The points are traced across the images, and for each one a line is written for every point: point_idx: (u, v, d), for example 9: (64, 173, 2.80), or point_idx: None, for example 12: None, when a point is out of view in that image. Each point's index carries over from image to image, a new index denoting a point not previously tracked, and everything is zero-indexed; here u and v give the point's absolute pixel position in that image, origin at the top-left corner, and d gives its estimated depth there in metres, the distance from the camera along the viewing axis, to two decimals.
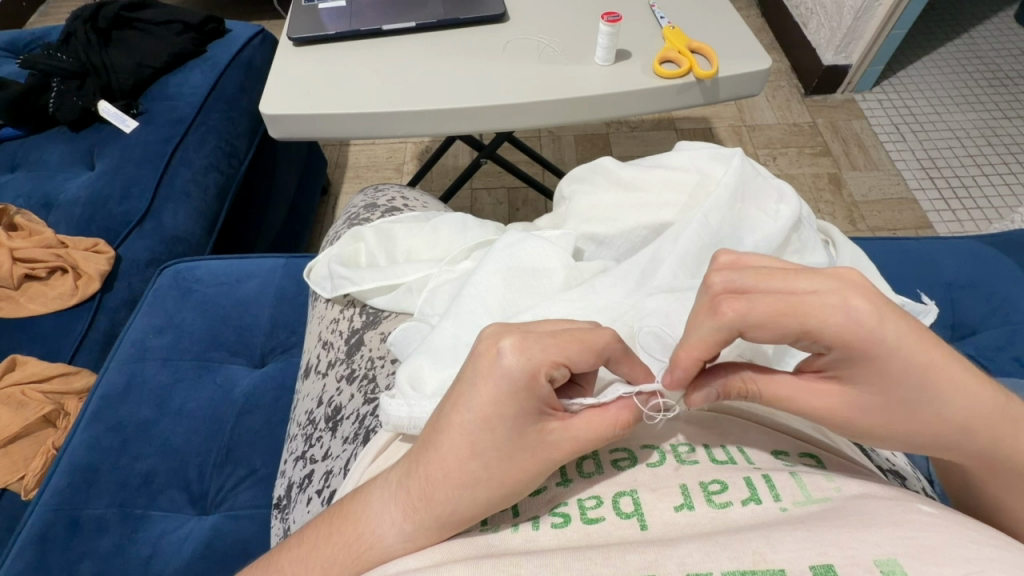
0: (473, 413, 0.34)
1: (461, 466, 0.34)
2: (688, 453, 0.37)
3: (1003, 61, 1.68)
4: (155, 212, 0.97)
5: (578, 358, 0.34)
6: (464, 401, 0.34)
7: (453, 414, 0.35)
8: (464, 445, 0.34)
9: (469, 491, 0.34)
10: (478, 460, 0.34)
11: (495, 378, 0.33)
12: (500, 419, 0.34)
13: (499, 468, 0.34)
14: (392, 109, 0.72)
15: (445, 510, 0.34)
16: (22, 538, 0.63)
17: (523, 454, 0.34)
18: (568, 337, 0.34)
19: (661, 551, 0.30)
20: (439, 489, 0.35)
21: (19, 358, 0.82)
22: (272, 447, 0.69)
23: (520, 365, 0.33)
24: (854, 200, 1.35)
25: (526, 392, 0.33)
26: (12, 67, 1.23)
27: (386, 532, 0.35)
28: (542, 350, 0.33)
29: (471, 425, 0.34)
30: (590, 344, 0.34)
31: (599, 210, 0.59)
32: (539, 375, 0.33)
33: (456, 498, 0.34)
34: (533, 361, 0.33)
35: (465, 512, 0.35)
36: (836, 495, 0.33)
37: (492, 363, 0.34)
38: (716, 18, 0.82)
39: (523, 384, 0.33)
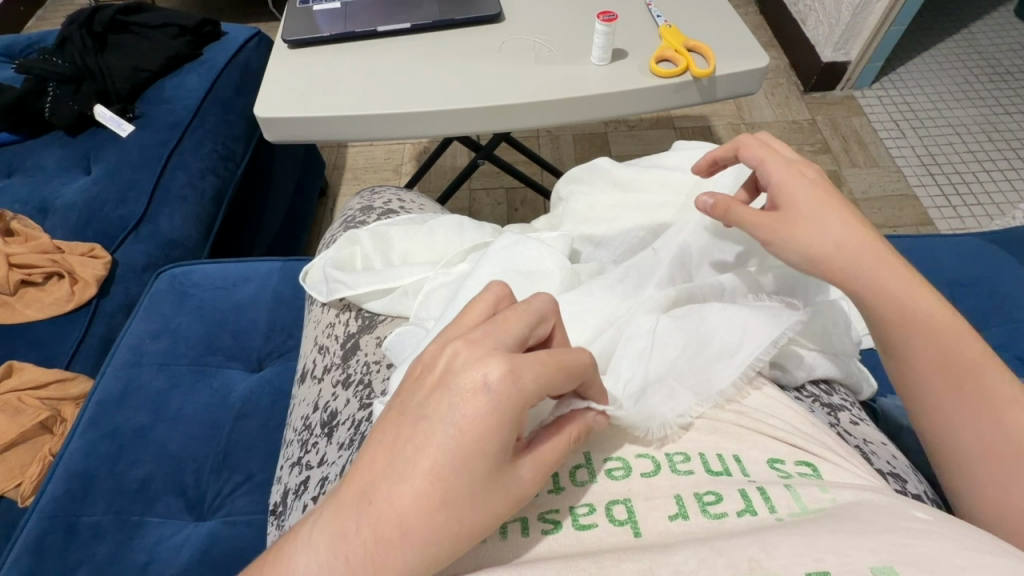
0: (449, 455, 0.29)
1: (423, 517, 0.29)
2: (683, 462, 0.36)
3: (1004, 56, 1.67)
4: (151, 216, 0.97)
5: (560, 381, 0.32)
6: (438, 442, 0.29)
7: (422, 458, 0.29)
8: (433, 492, 0.29)
9: (431, 546, 0.29)
10: (443, 506, 0.29)
11: (480, 414, 0.29)
12: (478, 458, 0.29)
13: (468, 515, 0.30)
14: (388, 111, 0.72)
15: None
16: (19, 546, 0.63)
17: (495, 496, 0.30)
18: (553, 363, 0.31)
19: (657, 559, 0.29)
20: (390, 552, 0.29)
21: (15, 364, 0.82)
22: (269, 453, 0.68)
23: (508, 396, 0.30)
24: (855, 197, 1.34)
25: (512, 426, 0.30)
26: (7, 72, 1.22)
27: None
28: (531, 377, 0.30)
29: (446, 467, 0.29)
30: (567, 368, 0.32)
31: (597, 211, 0.58)
32: (524, 409, 0.30)
33: (408, 558, 0.29)
34: (522, 392, 0.30)
35: (418, 574, 0.29)
36: (830, 506, 0.32)
37: (478, 396, 0.29)
38: (713, 15, 0.82)
39: (509, 417, 0.30)
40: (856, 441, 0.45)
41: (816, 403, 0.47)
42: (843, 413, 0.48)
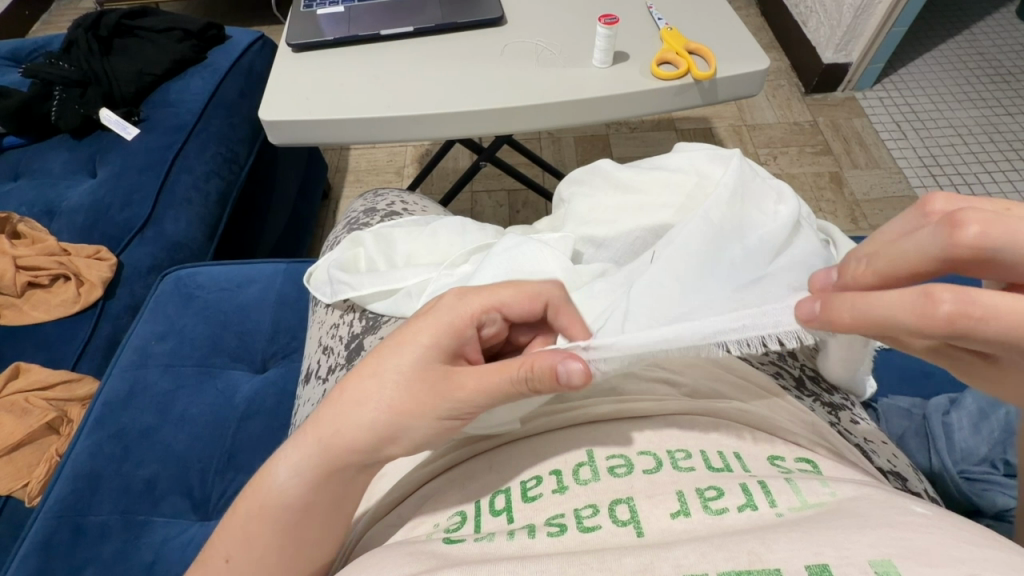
0: (392, 347, 0.39)
1: (365, 390, 0.38)
2: (685, 459, 0.36)
3: (1005, 57, 1.68)
4: (156, 219, 0.98)
5: (510, 302, 0.40)
6: (392, 346, 0.39)
7: (375, 350, 0.40)
8: (370, 369, 0.39)
9: (363, 414, 0.37)
10: (379, 381, 0.38)
11: (422, 319, 0.40)
12: (411, 346, 0.39)
13: (399, 394, 0.37)
14: (391, 114, 0.72)
15: (334, 432, 0.38)
16: (26, 545, 0.63)
17: (425, 386, 0.37)
18: (501, 289, 0.41)
19: (658, 554, 0.30)
20: (336, 413, 0.38)
21: (22, 366, 0.82)
22: (274, 453, 0.69)
23: (451, 309, 0.40)
24: (855, 199, 1.34)
25: (454, 329, 0.39)
26: (14, 75, 1.23)
27: (289, 466, 0.38)
28: (472, 298, 0.40)
29: (389, 357, 0.38)
30: (527, 293, 0.41)
31: (599, 211, 0.59)
32: (468, 320, 0.39)
33: (347, 418, 0.38)
34: (464, 306, 0.40)
35: (352, 438, 0.37)
36: (831, 500, 0.32)
37: (432, 309, 0.41)
38: (714, 18, 0.82)
39: (446, 322, 0.39)
40: (858, 440, 0.46)
41: (817, 402, 0.48)
42: (843, 412, 0.48)
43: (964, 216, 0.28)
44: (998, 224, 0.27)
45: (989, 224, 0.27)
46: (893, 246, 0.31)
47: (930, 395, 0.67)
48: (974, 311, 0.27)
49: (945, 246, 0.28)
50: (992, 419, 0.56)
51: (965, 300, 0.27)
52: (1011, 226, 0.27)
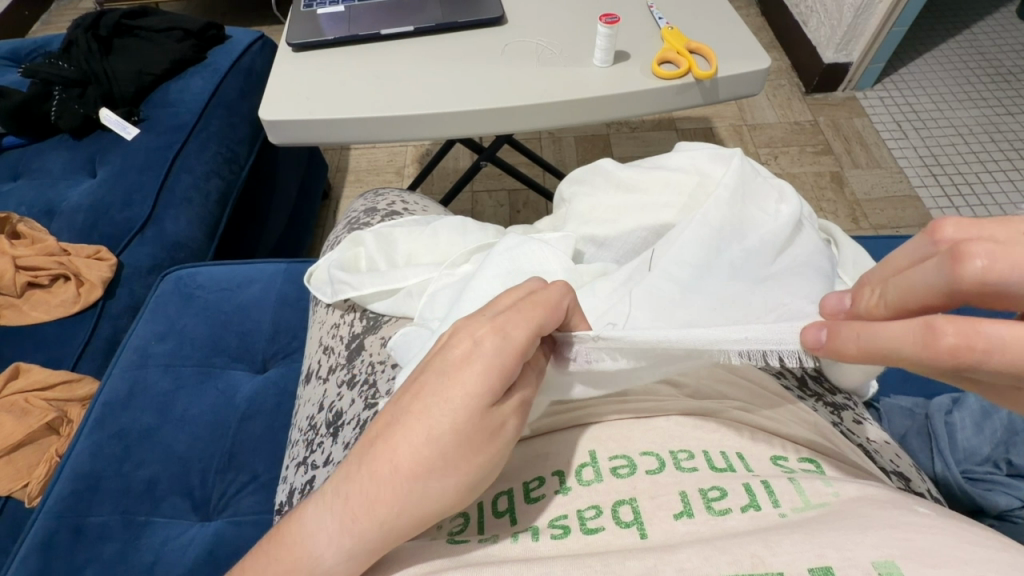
0: (442, 403, 0.32)
1: (418, 460, 0.32)
2: (687, 460, 0.36)
3: (1006, 57, 1.67)
4: (156, 219, 0.97)
5: (546, 320, 0.34)
6: (434, 401, 0.32)
7: (415, 404, 0.33)
8: (421, 435, 0.32)
9: (422, 490, 0.32)
10: (434, 447, 0.32)
11: (471, 362, 0.32)
12: (469, 403, 0.32)
13: (464, 459, 0.32)
14: (391, 114, 0.72)
15: (391, 514, 0.32)
16: (26, 547, 0.63)
17: (488, 442, 0.33)
18: (533, 307, 0.34)
19: (661, 557, 0.29)
20: (387, 489, 0.32)
21: (22, 366, 0.82)
22: (274, 454, 0.69)
23: (498, 353, 0.32)
24: (856, 198, 1.34)
25: (507, 370, 0.33)
26: (14, 75, 1.23)
27: (334, 544, 0.33)
28: (516, 328, 0.33)
29: (438, 417, 0.32)
30: (548, 303, 0.35)
31: (599, 211, 0.59)
32: (519, 354, 0.33)
33: (406, 495, 0.32)
34: (511, 348, 0.33)
35: (412, 517, 0.32)
36: (834, 500, 0.32)
37: (469, 350, 0.33)
38: (715, 18, 0.82)
39: (502, 367, 0.32)
40: (860, 440, 0.46)
41: (819, 402, 0.47)
42: (846, 412, 0.48)
43: (969, 247, 0.25)
44: (1007, 256, 0.24)
45: (997, 257, 0.24)
46: (898, 276, 0.29)
47: (932, 394, 0.67)
48: (978, 345, 0.24)
49: (946, 279, 0.26)
50: (994, 417, 0.56)
51: (970, 333, 0.24)
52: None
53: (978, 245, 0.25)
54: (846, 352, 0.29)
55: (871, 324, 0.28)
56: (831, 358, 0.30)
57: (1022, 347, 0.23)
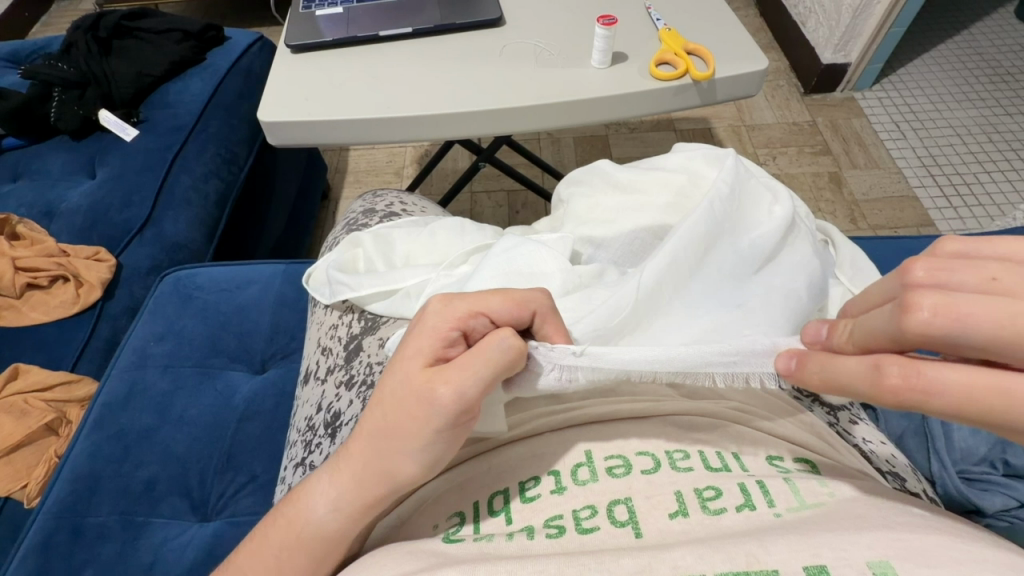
0: (392, 367, 0.36)
1: (375, 416, 0.36)
2: (683, 459, 0.36)
3: (1005, 57, 1.68)
4: (155, 220, 0.98)
5: (499, 306, 0.36)
6: (391, 365, 0.37)
7: (382, 371, 0.38)
8: (378, 395, 0.37)
9: (385, 444, 0.36)
10: (386, 405, 0.36)
11: (416, 331, 0.36)
12: (409, 365, 0.35)
13: (402, 417, 0.35)
14: (390, 115, 0.73)
15: (365, 465, 0.37)
16: (25, 547, 0.63)
17: (418, 406, 0.34)
18: (485, 291, 0.37)
19: (656, 555, 0.30)
20: (358, 442, 0.37)
21: (21, 367, 0.82)
22: (272, 454, 0.69)
23: (439, 317, 0.36)
24: (855, 199, 1.34)
25: (443, 339, 0.35)
26: (13, 76, 1.23)
27: (322, 489, 0.38)
28: (459, 302, 0.36)
29: (390, 378, 0.36)
30: (514, 298, 0.37)
31: (598, 212, 0.59)
32: (454, 326, 0.36)
33: (371, 449, 0.36)
34: (450, 312, 0.36)
35: (379, 470, 0.36)
36: (830, 500, 0.32)
37: (419, 320, 0.37)
38: (713, 19, 0.82)
39: (434, 333, 0.35)
40: (856, 441, 0.46)
41: (816, 402, 0.47)
42: (842, 412, 0.48)
43: (917, 297, 0.28)
44: (949, 309, 0.27)
45: (939, 309, 0.27)
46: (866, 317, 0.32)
47: None
48: (918, 385, 0.28)
49: (898, 326, 0.29)
50: None
51: (911, 373, 0.28)
52: (968, 308, 0.27)
53: (925, 294, 0.28)
54: (811, 381, 0.33)
55: (836, 358, 0.32)
56: (800, 385, 0.34)
57: (955, 388, 0.27)
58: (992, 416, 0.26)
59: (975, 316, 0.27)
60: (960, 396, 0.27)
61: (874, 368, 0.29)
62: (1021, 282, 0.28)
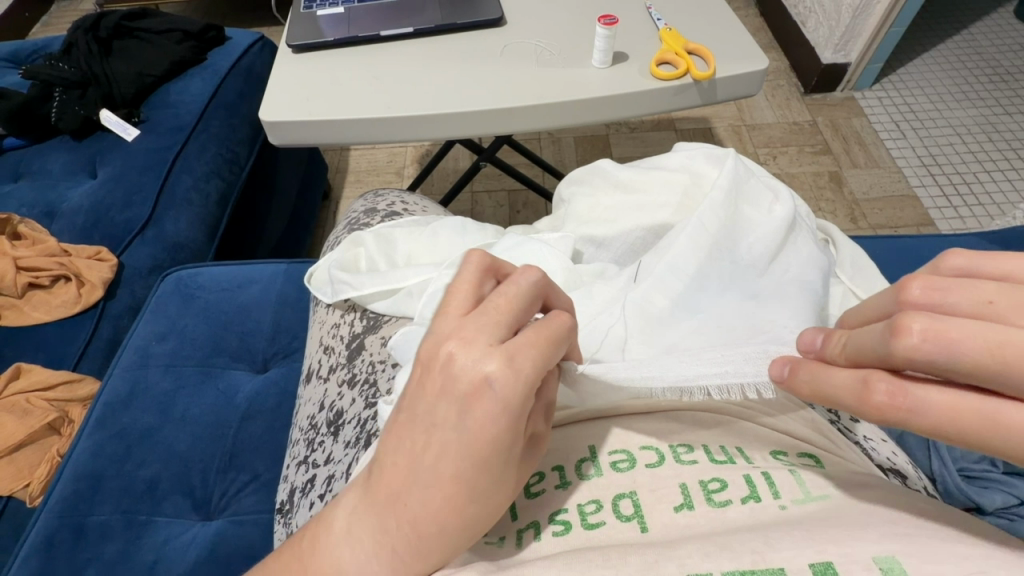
0: (461, 442, 0.29)
1: (447, 498, 0.30)
2: (687, 453, 0.36)
3: (1004, 57, 1.68)
4: (156, 219, 0.98)
5: (554, 351, 0.30)
6: (455, 442, 0.29)
7: (436, 446, 0.29)
8: (448, 474, 0.29)
9: (470, 523, 0.31)
10: (467, 486, 0.30)
11: (488, 401, 0.28)
12: (494, 442, 0.29)
13: (489, 491, 0.30)
14: (391, 115, 0.73)
15: (440, 550, 0.30)
16: (28, 546, 0.63)
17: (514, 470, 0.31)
18: (542, 333, 0.30)
19: (661, 552, 0.30)
20: (421, 528, 0.30)
21: (23, 366, 0.82)
22: (275, 454, 0.69)
23: (513, 387, 0.28)
24: (855, 198, 1.35)
25: (520, 407, 0.29)
26: (14, 76, 1.24)
27: (368, 575, 0.31)
28: (523, 357, 0.29)
29: (465, 460, 0.29)
30: (556, 334, 0.30)
31: (599, 211, 0.59)
32: (530, 387, 0.29)
33: (440, 530, 0.30)
34: (527, 380, 0.29)
35: (460, 545, 0.31)
36: (834, 494, 0.33)
37: (480, 390, 0.29)
38: (714, 18, 0.82)
39: (517, 404, 0.29)
40: (857, 437, 0.46)
41: None
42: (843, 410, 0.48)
43: (908, 319, 0.26)
44: (940, 334, 0.25)
45: (930, 333, 0.26)
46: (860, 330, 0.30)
47: None
48: (903, 404, 0.26)
49: (886, 345, 0.27)
50: None
51: (897, 393, 0.27)
52: (954, 331, 0.25)
53: (914, 316, 0.26)
54: (800, 391, 0.31)
55: (825, 368, 0.30)
56: (791, 394, 0.32)
57: (939, 411, 0.25)
58: (976, 441, 0.25)
59: (967, 340, 0.25)
60: (943, 420, 0.25)
61: (861, 384, 0.28)
62: (1015, 307, 0.26)
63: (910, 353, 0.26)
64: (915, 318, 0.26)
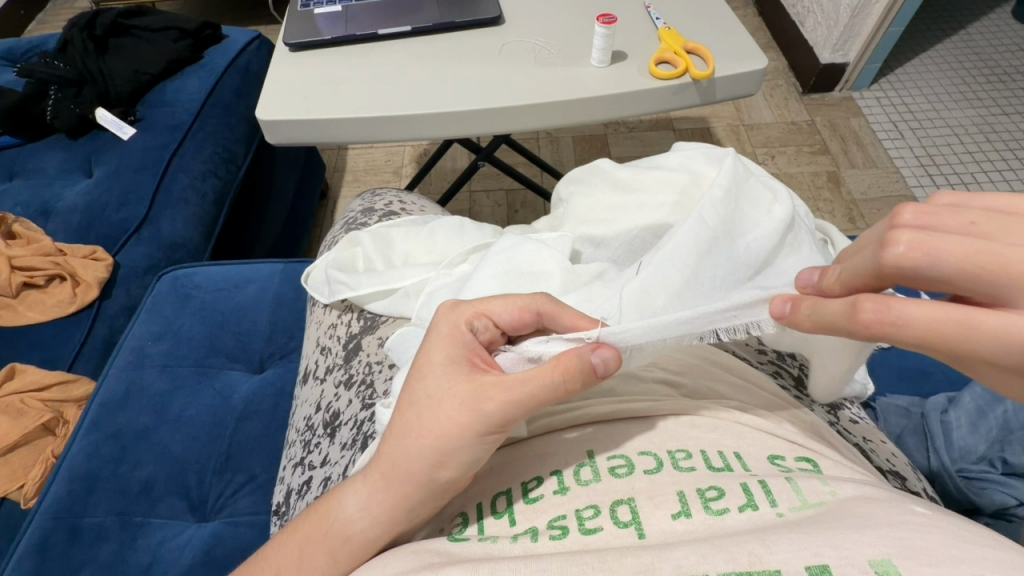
0: (411, 372, 0.38)
1: (398, 420, 0.37)
2: (685, 459, 0.36)
3: (1002, 57, 1.68)
4: (152, 218, 0.97)
5: (501, 309, 0.38)
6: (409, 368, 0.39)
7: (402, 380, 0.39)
8: (403, 401, 0.37)
9: (406, 442, 0.36)
10: (411, 411, 0.36)
11: (429, 338, 0.39)
12: (429, 370, 0.37)
13: (429, 419, 0.35)
14: (388, 114, 0.72)
15: (389, 466, 0.36)
16: (22, 547, 0.63)
17: (450, 403, 0.35)
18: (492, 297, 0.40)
19: (658, 554, 0.29)
20: (383, 449, 0.37)
21: (18, 366, 0.82)
22: (271, 454, 0.68)
23: (446, 321, 0.39)
24: (853, 198, 1.35)
25: (452, 342, 0.38)
26: (10, 75, 1.23)
27: (350, 500, 0.38)
28: (463, 306, 0.39)
29: (409, 381, 0.38)
30: (514, 301, 0.39)
31: (598, 211, 0.59)
32: (461, 326, 0.38)
33: (395, 454, 0.36)
34: (455, 316, 0.39)
35: (405, 469, 0.35)
36: (831, 499, 0.32)
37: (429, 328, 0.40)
38: (712, 18, 0.82)
39: (451, 337, 0.38)
40: (857, 439, 0.46)
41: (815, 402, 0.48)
42: (842, 412, 0.49)
43: (896, 234, 0.29)
44: (924, 245, 0.28)
45: (916, 245, 0.28)
46: (852, 261, 0.32)
47: (929, 393, 0.67)
48: (889, 317, 0.28)
49: (877, 262, 0.30)
50: (989, 417, 0.57)
51: (885, 307, 0.28)
52: (937, 245, 0.28)
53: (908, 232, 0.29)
54: (806, 325, 0.33)
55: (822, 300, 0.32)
56: (795, 327, 0.34)
57: (920, 320, 0.27)
58: (951, 346, 0.27)
59: (957, 252, 0.27)
60: (928, 328, 0.27)
61: (850, 304, 0.29)
62: (999, 229, 0.28)
63: (899, 261, 0.28)
64: (906, 233, 0.29)
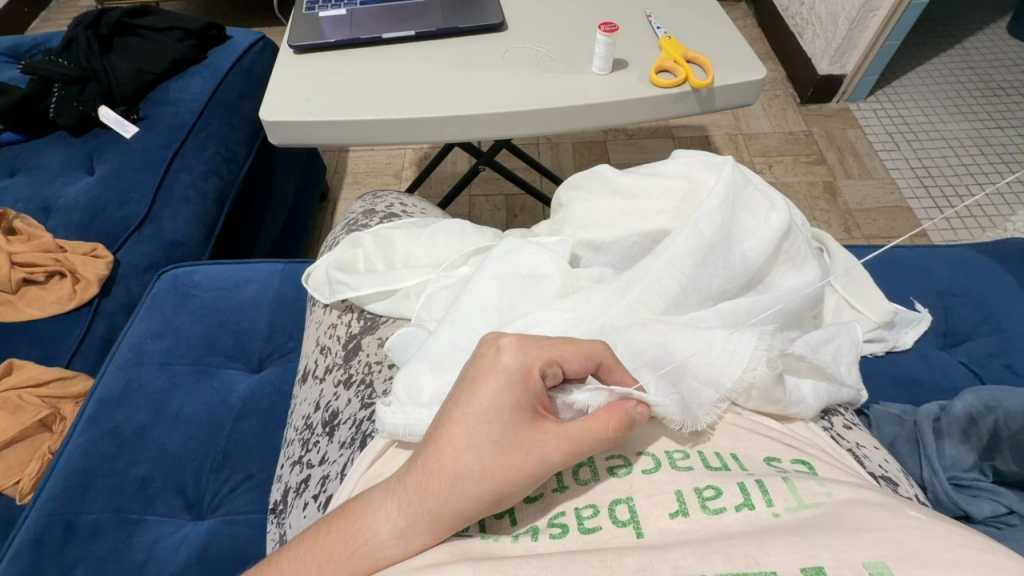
0: (472, 407, 0.35)
1: (457, 458, 0.34)
2: (683, 460, 0.37)
3: (997, 72, 1.70)
4: (154, 217, 0.98)
5: (570, 356, 0.37)
6: (465, 398, 0.35)
7: (454, 409, 0.35)
8: (461, 436, 0.34)
9: (464, 483, 0.34)
10: (473, 452, 0.34)
11: (496, 373, 0.35)
12: (496, 411, 0.34)
13: (496, 462, 0.34)
14: (391, 117, 0.73)
15: (439, 502, 0.34)
16: (17, 542, 0.63)
17: (518, 451, 0.34)
18: (558, 340, 0.37)
19: (657, 554, 0.30)
20: (432, 483, 0.34)
21: (16, 362, 0.82)
22: (269, 453, 0.69)
23: (517, 360, 0.36)
24: (849, 208, 1.36)
25: (522, 386, 0.35)
26: (13, 71, 1.23)
27: (381, 527, 0.34)
28: (535, 348, 0.36)
29: (470, 416, 0.34)
30: (584, 350, 0.37)
31: (596, 217, 0.60)
32: (534, 371, 0.36)
33: (447, 491, 0.34)
34: (529, 358, 0.36)
35: (458, 508, 0.34)
36: (827, 500, 0.33)
37: (491, 359, 0.36)
38: (712, 28, 0.83)
39: (522, 382, 0.35)
40: (851, 445, 0.46)
41: None
42: (836, 418, 0.50)
43: None
44: None
45: None
46: None
47: (920, 402, 0.68)
48: None
49: None
50: (981, 424, 0.58)
51: None
52: None
53: None
54: None
55: None
56: None
57: None
58: None
59: None
60: None
61: None
62: None
63: None
64: None
